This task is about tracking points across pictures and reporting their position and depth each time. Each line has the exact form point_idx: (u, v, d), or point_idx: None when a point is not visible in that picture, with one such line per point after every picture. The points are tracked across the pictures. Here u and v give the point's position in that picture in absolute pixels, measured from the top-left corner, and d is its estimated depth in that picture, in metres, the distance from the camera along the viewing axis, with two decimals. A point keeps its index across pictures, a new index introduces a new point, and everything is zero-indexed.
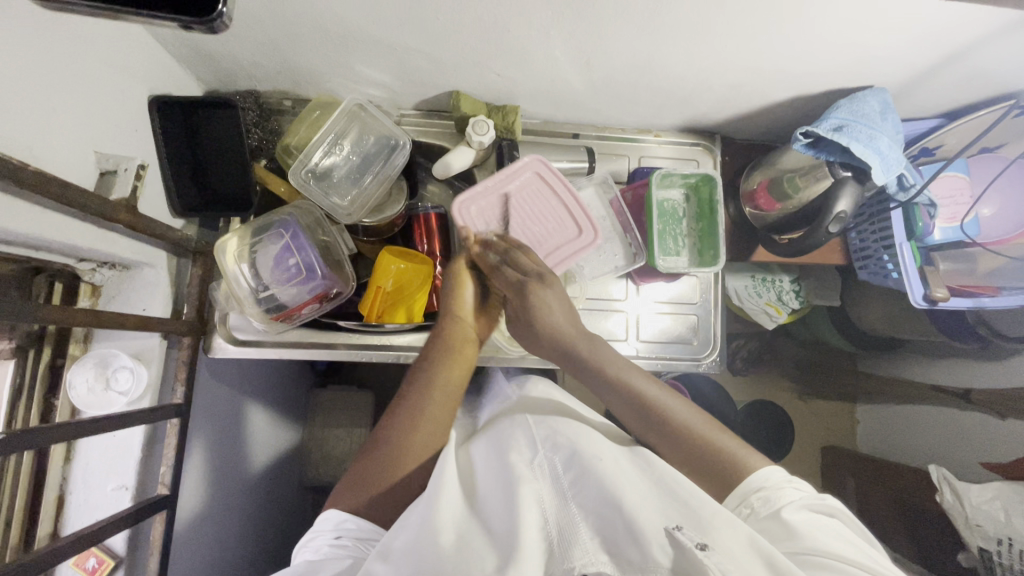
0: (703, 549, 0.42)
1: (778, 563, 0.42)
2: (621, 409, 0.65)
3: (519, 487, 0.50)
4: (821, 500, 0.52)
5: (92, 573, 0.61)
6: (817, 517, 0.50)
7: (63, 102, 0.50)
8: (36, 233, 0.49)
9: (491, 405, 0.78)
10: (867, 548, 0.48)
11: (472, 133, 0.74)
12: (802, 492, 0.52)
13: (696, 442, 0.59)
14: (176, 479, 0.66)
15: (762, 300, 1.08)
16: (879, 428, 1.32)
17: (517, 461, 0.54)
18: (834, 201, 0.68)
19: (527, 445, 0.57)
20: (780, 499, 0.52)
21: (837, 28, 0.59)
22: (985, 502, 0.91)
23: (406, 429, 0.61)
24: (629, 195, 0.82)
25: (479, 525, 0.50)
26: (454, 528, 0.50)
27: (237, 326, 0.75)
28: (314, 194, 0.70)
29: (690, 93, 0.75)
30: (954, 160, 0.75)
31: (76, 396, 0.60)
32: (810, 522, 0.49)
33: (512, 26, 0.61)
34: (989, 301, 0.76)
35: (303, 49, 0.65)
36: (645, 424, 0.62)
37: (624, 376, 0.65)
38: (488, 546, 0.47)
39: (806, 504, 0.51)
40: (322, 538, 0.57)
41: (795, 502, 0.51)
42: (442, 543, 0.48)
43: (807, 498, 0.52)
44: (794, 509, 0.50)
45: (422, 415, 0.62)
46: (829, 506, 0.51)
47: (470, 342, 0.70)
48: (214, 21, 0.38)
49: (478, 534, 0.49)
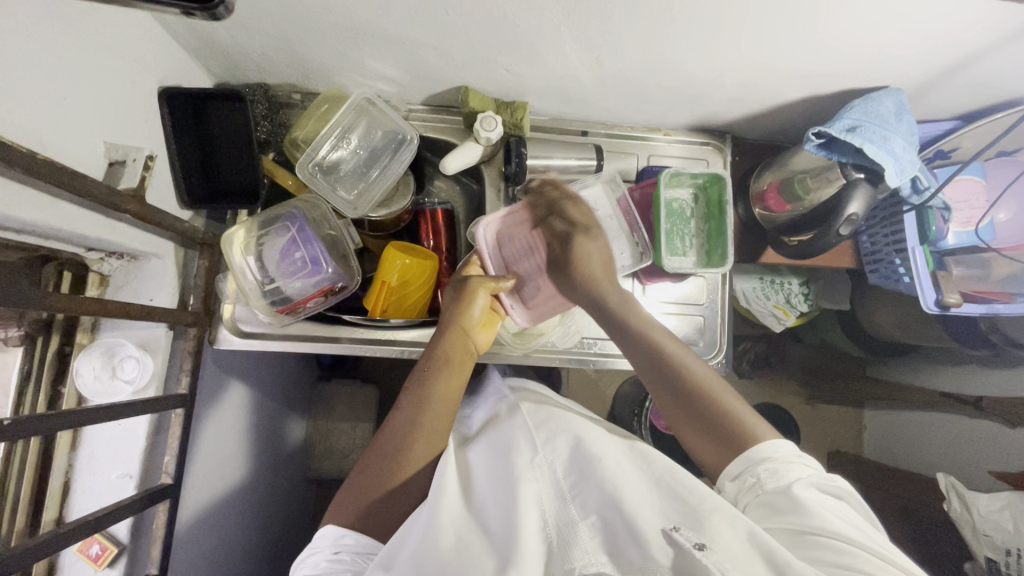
0: (702, 549, 0.41)
1: (777, 554, 0.42)
2: (636, 358, 0.65)
3: (519, 488, 0.50)
4: (834, 483, 0.51)
5: (97, 559, 0.61)
6: (826, 498, 0.50)
7: (73, 92, 0.51)
8: (47, 221, 0.50)
9: (489, 407, 0.77)
10: (871, 532, 0.47)
11: (480, 129, 0.74)
12: (812, 471, 0.52)
13: (709, 405, 0.59)
14: (180, 468, 0.66)
15: (770, 302, 1.07)
16: (888, 434, 1.31)
17: (518, 460, 0.55)
18: (846, 202, 0.67)
19: (528, 445, 0.58)
20: (788, 474, 0.52)
21: (852, 26, 0.58)
22: (994, 512, 0.90)
23: (406, 437, 0.61)
24: (636, 194, 0.81)
25: (479, 527, 0.50)
26: (454, 531, 0.50)
27: (243, 318, 0.75)
28: (321, 187, 0.70)
29: (702, 92, 0.74)
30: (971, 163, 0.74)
31: (83, 385, 0.61)
32: (820, 502, 0.48)
33: (522, 21, 0.60)
34: (1002, 306, 0.73)
35: (313, 41, 0.65)
36: (661, 378, 0.62)
37: (647, 329, 0.66)
38: (489, 550, 0.47)
39: (815, 483, 0.51)
40: (319, 554, 0.56)
41: (805, 479, 0.51)
42: (443, 546, 0.47)
43: (817, 478, 0.52)
44: (804, 487, 0.50)
45: (417, 426, 0.62)
46: (840, 488, 0.51)
47: (471, 355, 0.68)
48: (215, 8, 0.37)
49: (479, 539, 0.49)
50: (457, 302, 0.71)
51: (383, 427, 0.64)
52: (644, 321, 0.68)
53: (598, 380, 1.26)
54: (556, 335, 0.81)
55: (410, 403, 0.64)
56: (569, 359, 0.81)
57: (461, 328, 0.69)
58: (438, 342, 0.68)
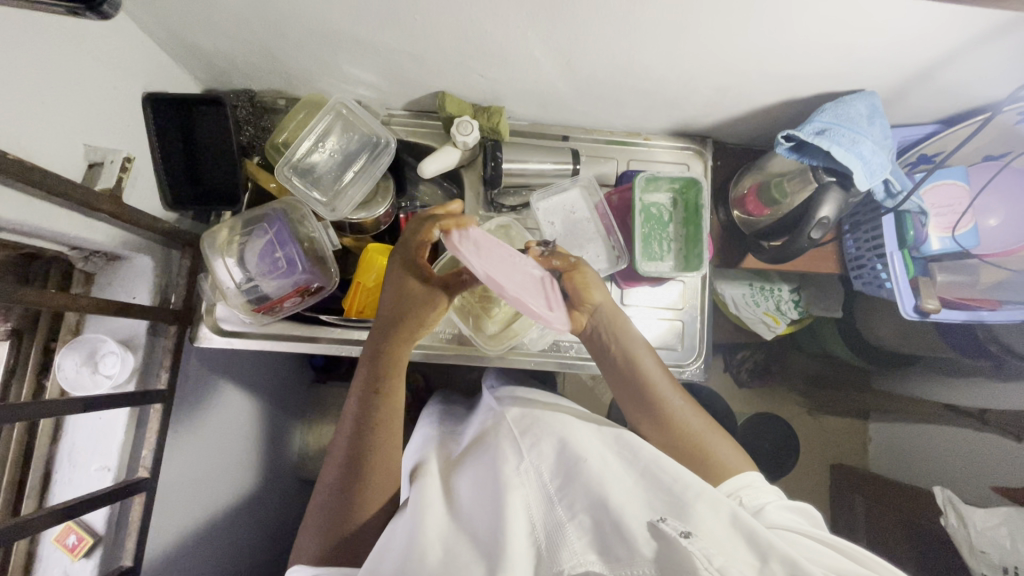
0: (686, 536, 0.44)
1: (759, 535, 0.45)
2: (613, 379, 0.69)
3: (508, 495, 0.51)
4: (803, 509, 0.57)
5: (73, 549, 0.63)
6: (797, 516, 0.56)
7: (54, 97, 0.53)
8: (26, 220, 0.52)
9: (477, 424, 0.74)
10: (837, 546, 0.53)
11: (456, 133, 0.75)
12: (783, 498, 0.58)
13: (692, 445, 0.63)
14: (157, 463, 0.68)
15: (760, 309, 1.06)
16: (891, 447, 1.28)
17: (506, 468, 0.56)
18: (817, 207, 0.66)
19: (513, 453, 0.58)
20: (763, 497, 0.58)
21: (817, 29, 0.58)
22: (991, 528, 0.88)
23: (361, 458, 0.59)
24: (615, 198, 0.81)
25: (468, 538, 0.51)
26: (441, 543, 0.51)
27: (222, 317, 0.76)
28: (297, 189, 0.72)
29: (677, 96, 0.74)
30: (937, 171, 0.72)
31: (64, 377, 0.63)
32: (791, 518, 0.54)
33: (489, 26, 0.61)
34: (988, 314, 0.72)
35: (290, 48, 0.67)
36: (637, 404, 0.66)
37: (638, 363, 0.67)
38: (479, 557, 0.49)
39: (787, 506, 0.57)
40: None
41: (778, 501, 0.57)
42: (431, 561, 0.48)
43: (791, 503, 0.58)
44: (776, 507, 0.56)
45: (370, 447, 0.59)
46: (807, 514, 0.57)
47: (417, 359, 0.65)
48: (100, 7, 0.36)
49: (468, 548, 0.50)
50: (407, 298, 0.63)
51: (337, 428, 0.63)
52: (636, 351, 0.68)
53: (592, 387, 1.25)
54: (531, 336, 0.81)
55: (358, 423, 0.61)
56: (545, 361, 0.82)
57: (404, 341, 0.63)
58: (383, 353, 0.63)
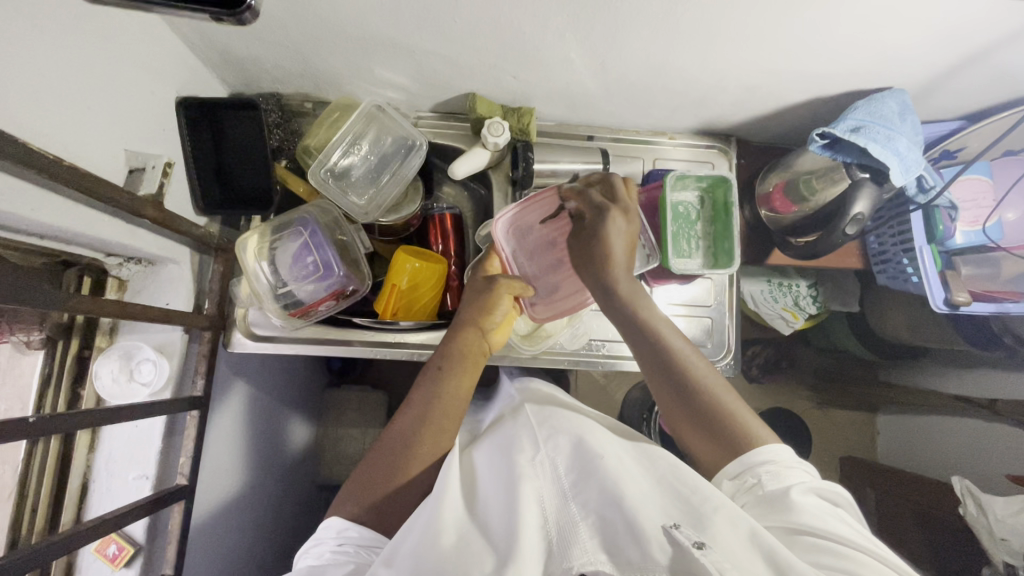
0: (701, 548, 0.42)
1: (780, 554, 0.42)
2: (635, 342, 0.63)
3: (520, 486, 0.50)
4: (831, 489, 0.53)
5: (113, 560, 0.63)
6: (826, 503, 0.51)
7: (96, 103, 0.52)
8: (69, 227, 0.52)
9: (496, 411, 0.76)
10: (870, 535, 0.49)
11: (488, 135, 0.75)
12: (809, 477, 0.53)
13: (716, 408, 0.59)
14: (194, 471, 0.68)
15: (778, 304, 1.07)
16: (900, 439, 1.29)
17: (520, 458, 0.55)
18: (851, 203, 0.69)
19: (529, 444, 0.57)
20: (787, 477, 0.53)
21: (854, 28, 0.59)
22: (1011, 516, 0.89)
23: (415, 429, 0.61)
24: (643, 197, 0.82)
25: (480, 527, 0.50)
26: (455, 528, 0.49)
27: (255, 322, 0.76)
28: (333, 193, 0.72)
29: (706, 95, 0.75)
30: (974, 162, 0.74)
31: (101, 386, 0.62)
32: (819, 505, 0.50)
33: (528, 29, 0.62)
34: (1013, 307, 0.74)
35: (324, 52, 0.67)
36: (664, 376, 0.61)
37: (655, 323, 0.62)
38: (489, 548, 0.47)
39: (814, 488, 0.52)
40: (323, 546, 0.55)
41: (804, 483, 0.52)
42: (444, 545, 0.47)
43: (816, 484, 0.53)
44: (800, 489, 0.51)
45: (427, 424, 0.61)
46: (839, 496, 0.52)
47: (485, 355, 0.69)
48: (242, 13, 0.37)
49: (480, 537, 0.49)
50: (482, 299, 0.69)
51: (398, 410, 0.64)
52: (654, 312, 0.64)
53: (607, 385, 1.26)
54: (565, 337, 0.82)
55: (420, 398, 0.63)
56: (574, 360, 0.82)
57: (474, 327, 0.68)
58: (456, 341, 0.67)
